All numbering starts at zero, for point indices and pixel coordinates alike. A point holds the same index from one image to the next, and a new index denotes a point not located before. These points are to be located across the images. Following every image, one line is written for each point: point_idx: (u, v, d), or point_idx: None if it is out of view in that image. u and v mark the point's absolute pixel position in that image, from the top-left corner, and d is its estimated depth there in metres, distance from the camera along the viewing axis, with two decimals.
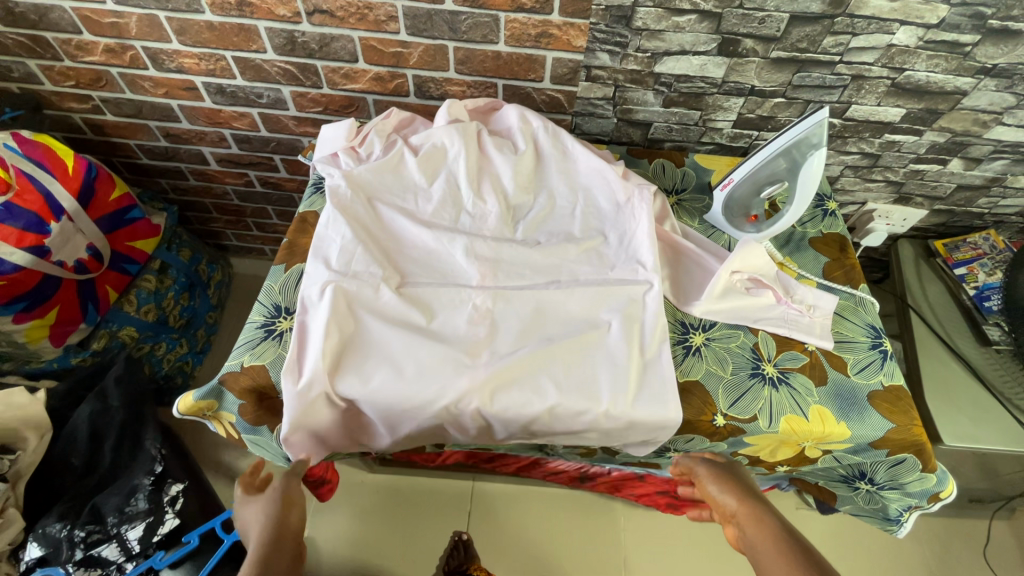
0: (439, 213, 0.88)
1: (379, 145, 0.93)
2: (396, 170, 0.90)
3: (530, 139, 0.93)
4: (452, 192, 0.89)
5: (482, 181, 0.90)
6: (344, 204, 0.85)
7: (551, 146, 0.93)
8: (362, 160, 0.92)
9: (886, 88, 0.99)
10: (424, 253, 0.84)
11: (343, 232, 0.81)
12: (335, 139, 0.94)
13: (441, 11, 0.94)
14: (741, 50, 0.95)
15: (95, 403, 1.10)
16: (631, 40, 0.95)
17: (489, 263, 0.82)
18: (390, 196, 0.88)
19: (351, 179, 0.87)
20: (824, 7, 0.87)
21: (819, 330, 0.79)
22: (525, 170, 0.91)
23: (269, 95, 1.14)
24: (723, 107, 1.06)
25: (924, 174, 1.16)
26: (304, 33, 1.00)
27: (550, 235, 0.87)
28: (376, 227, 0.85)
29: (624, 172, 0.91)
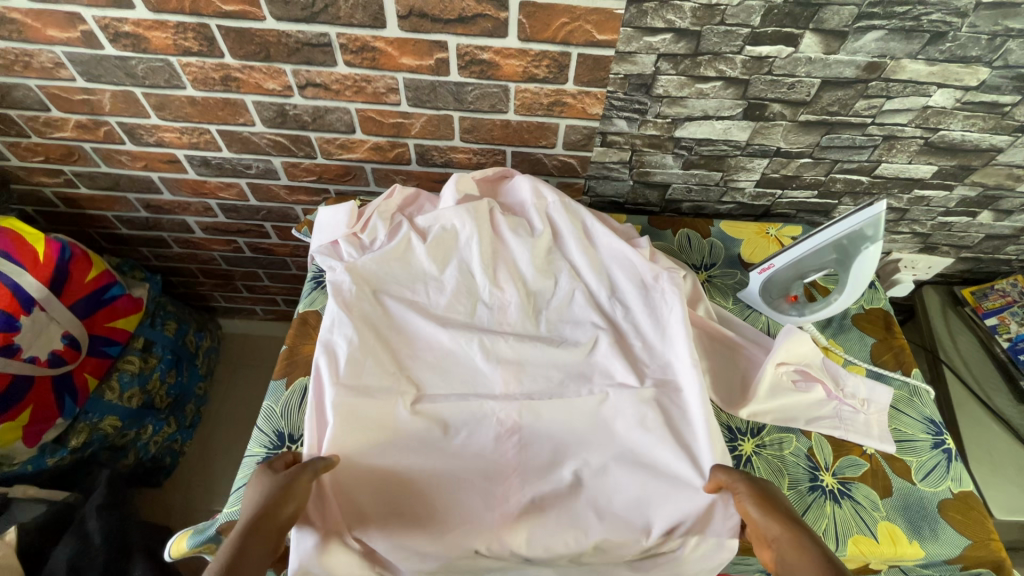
0: (453, 307, 0.80)
1: (383, 230, 0.85)
2: (403, 258, 0.82)
3: (546, 218, 0.86)
4: (466, 281, 0.82)
5: (498, 269, 0.82)
6: (349, 303, 0.77)
7: (570, 224, 0.85)
8: (366, 248, 0.84)
9: (918, 147, 0.93)
10: (439, 354, 0.76)
11: (350, 338, 0.73)
12: (335, 227, 0.87)
13: (446, 83, 0.86)
14: (768, 114, 0.89)
15: (75, 543, 1.00)
16: (651, 106, 0.88)
17: (513, 363, 0.75)
18: (398, 289, 0.80)
19: (355, 272, 0.79)
20: (859, 72, 0.81)
21: (878, 430, 0.72)
22: (544, 252, 0.83)
23: (258, 166, 1.06)
24: (747, 168, 0.99)
25: (952, 226, 1.12)
26: (296, 106, 0.92)
27: (575, 326, 0.80)
28: (386, 327, 0.77)
29: (651, 253, 0.84)
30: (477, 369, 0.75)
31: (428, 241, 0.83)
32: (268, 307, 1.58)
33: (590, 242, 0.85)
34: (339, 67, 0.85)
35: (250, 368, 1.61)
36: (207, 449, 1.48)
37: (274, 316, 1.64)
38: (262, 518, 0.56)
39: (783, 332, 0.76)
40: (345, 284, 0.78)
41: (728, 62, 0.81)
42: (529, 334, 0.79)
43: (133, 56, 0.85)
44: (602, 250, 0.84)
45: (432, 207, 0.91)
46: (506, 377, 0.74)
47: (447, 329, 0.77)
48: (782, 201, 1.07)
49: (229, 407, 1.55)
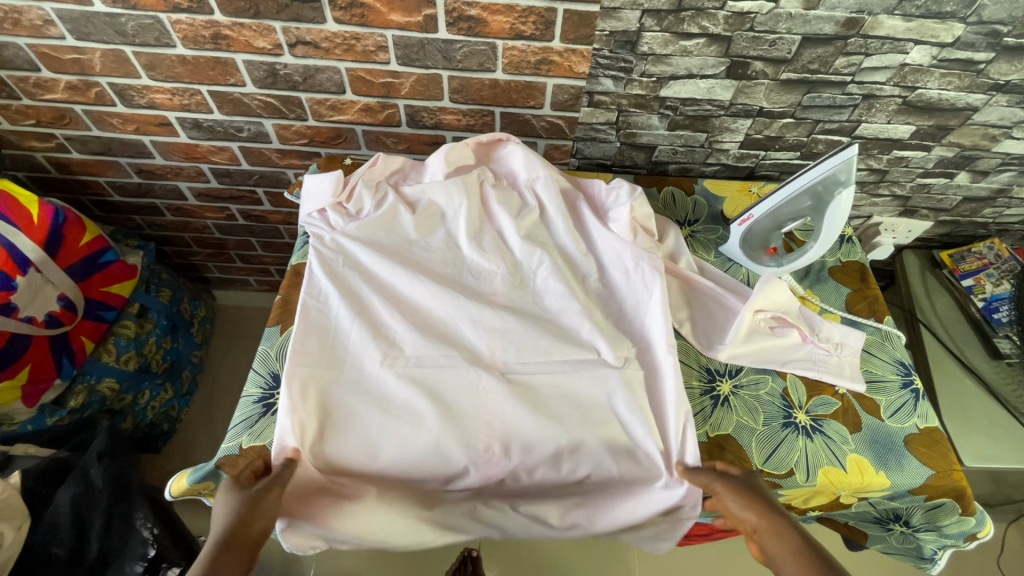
0: (439, 275, 0.82)
1: (369, 198, 0.87)
2: (391, 229, 0.85)
3: (534, 194, 0.89)
4: (453, 251, 0.85)
5: (484, 239, 0.85)
6: (334, 269, 0.79)
7: (556, 200, 0.87)
8: (353, 217, 0.86)
9: (897, 106, 0.96)
10: (423, 324, 0.77)
11: (336, 304, 0.76)
12: (320, 194, 0.86)
13: (435, 40, 0.88)
14: (750, 73, 0.91)
15: (77, 485, 1.02)
16: (637, 64, 0.90)
17: (501, 334, 0.76)
18: (384, 256, 0.81)
19: (341, 240, 0.82)
20: (838, 29, 0.83)
21: (850, 371, 0.75)
22: (529, 227, 0.86)
23: (250, 129, 1.07)
24: (731, 129, 1.02)
25: (931, 188, 1.14)
26: (286, 65, 0.93)
27: (556, 293, 0.80)
28: (372, 293, 0.78)
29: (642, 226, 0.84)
30: (455, 337, 0.76)
31: (416, 212, 0.86)
32: (262, 277, 1.59)
33: (575, 219, 0.88)
34: (328, 24, 0.86)
35: (246, 339, 1.63)
36: (206, 416, 1.51)
37: (268, 288, 1.65)
38: (243, 534, 0.58)
39: (763, 280, 0.78)
40: (332, 253, 0.81)
41: (710, 18, 0.82)
42: (517, 304, 0.80)
43: (122, 13, 0.86)
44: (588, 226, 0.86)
45: (418, 175, 0.92)
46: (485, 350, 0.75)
47: (433, 293, 0.78)
48: (765, 162, 1.09)
49: (226, 376, 1.57)
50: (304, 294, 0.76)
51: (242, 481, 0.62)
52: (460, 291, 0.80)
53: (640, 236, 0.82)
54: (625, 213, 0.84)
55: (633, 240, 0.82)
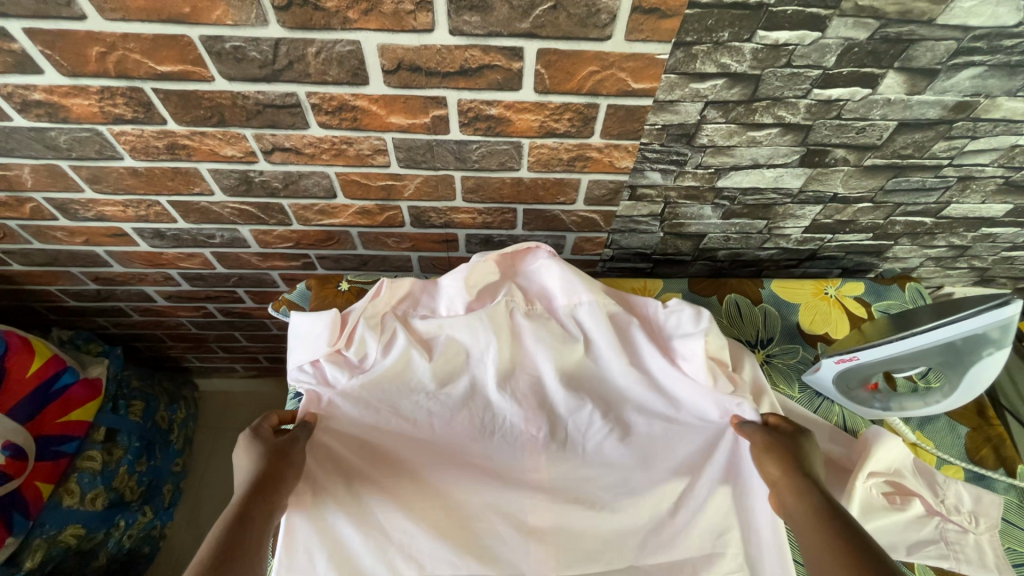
0: (476, 446, 0.75)
1: (374, 341, 0.69)
2: (399, 386, 0.70)
3: (577, 322, 0.73)
4: (484, 411, 0.74)
5: (519, 390, 0.74)
6: (339, 451, 0.67)
7: (606, 333, 0.71)
8: (355, 368, 0.69)
9: (996, 186, 0.80)
10: (462, 516, 0.74)
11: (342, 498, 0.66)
12: (312, 340, 0.68)
13: (445, 141, 0.71)
14: (828, 160, 0.75)
15: None
16: (692, 157, 0.74)
17: (547, 522, 0.75)
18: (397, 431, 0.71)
19: (341, 404, 0.68)
20: (944, 113, 0.67)
21: (995, 559, 0.61)
22: (573, 369, 0.73)
23: (223, 236, 0.89)
24: (795, 215, 0.86)
25: (1015, 260, 1.00)
26: (261, 173, 0.76)
27: (607, 465, 0.75)
28: (391, 478, 0.71)
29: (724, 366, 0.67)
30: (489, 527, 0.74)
31: (433, 357, 0.70)
32: (249, 365, 1.41)
33: (631, 348, 0.72)
34: (311, 129, 0.69)
35: (234, 433, 1.44)
36: (194, 528, 1.33)
37: (257, 373, 1.48)
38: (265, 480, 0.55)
39: (875, 433, 0.64)
40: (328, 426, 0.67)
41: (789, 107, 0.66)
42: (559, 476, 0.76)
43: (50, 126, 0.68)
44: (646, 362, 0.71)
45: (431, 300, 0.73)
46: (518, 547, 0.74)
47: (466, 475, 0.75)
48: (831, 245, 0.94)
49: (214, 478, 1.38)
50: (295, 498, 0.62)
51: (262, 431, 0.60)
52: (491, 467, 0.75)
53: (720, 378, 0.66)
54: (698, 350, 0.66)
55: (712, 388, 0.65)
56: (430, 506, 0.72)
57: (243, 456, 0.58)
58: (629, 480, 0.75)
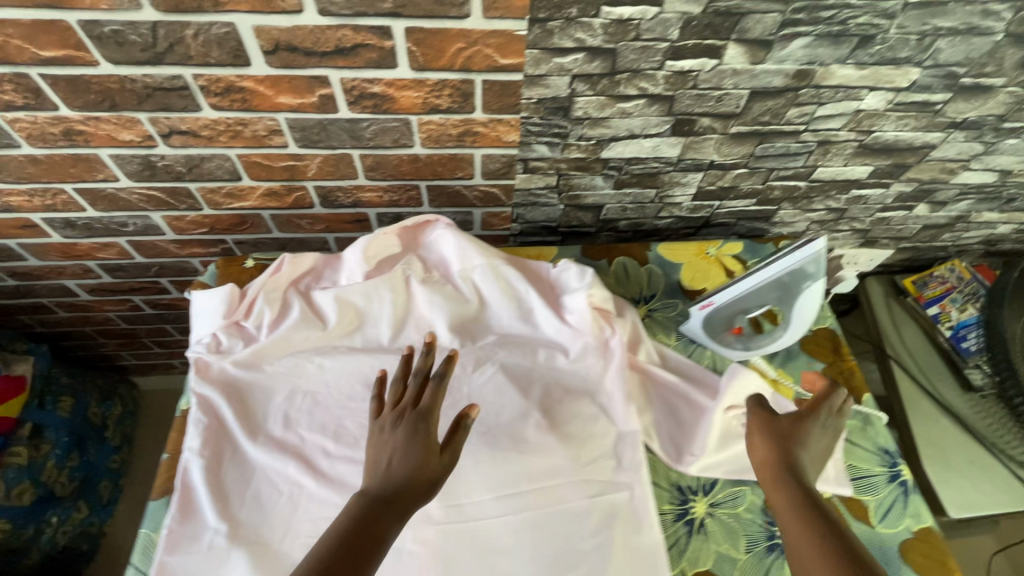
0: (364, 372, 0.72)
1: (272, 313, 0.73)
2: (293, 350, 0.72)
3: (468, 281, 0.79)
4: (372, 349, 0.74)
5: (412, 346, 0.75)
6: (218, 390, 0.68)
7: (495, 288, 0.78)
8: (255, 338, 0.73)
9: (854, 149, 0.89)
10: (345, 432, 0.68)
11: (229, 457, 0.65)
12: (211, 315, 0.73)
13: (336, 120, 0.75)
14: (697, 129, 0.82)
15: None
16: (572, 129, 0.80)
17: (444, 451, 0.68)
18: (284, 380, 0.70)
19: (230, 369, 0.70)
20: (787, 81, 0.75)
21: (834, 473, 0.68)
22: (463, 320, 0.77)
23: (135, 223, 0.92)
24: (681, 183, 0.93)
25: (890, 221, 1.09)
26: (163, 157, 0.79)
27: (501, 389, 0.72)
28: (275, 424, 0.68)
29: (601, 314, 0.75)
30: None
31: (327, 327, 0.74)
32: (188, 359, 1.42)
33: (520, 300, 0.78)
34: (204, 111, 0.72)
35: None
36: (135, 524, 1.33)
37: None
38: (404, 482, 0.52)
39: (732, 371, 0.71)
40: (216, 376, 0.69)
41: (649, 79, 0.73)
42: (454, 402, 0.71)
43: None
44: (532, 313, 0.77)
45: (333, 273, 0.79)
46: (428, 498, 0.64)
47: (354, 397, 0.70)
48: (721, 211, 1.01)
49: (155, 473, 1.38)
50: (185, 453, 0.64)
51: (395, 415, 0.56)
52: None
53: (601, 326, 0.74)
54: (581, 301, 0.74)
55: (594, 335, 0.74)
56: (311, 425, 0.68)
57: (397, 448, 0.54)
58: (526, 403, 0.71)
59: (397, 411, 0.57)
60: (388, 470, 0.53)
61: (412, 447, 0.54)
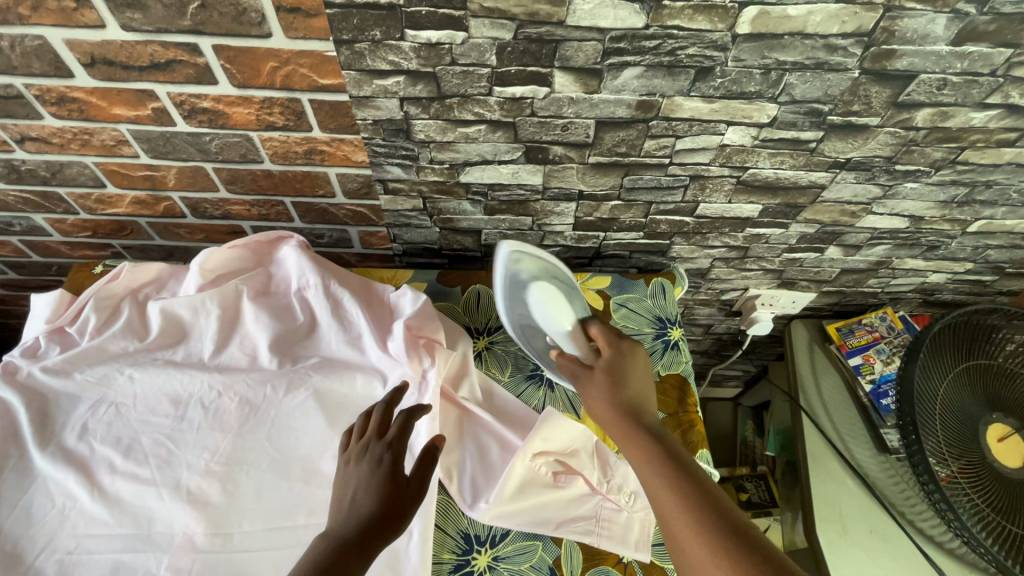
0: (173, 387, 0.70)
1: (98, 321, 0.73)
2: (110, 359, 0.72)
3: (304, 301, 0.77)
4: (191, 364, 0.73)
5: (232, 364, 0.74)
6: (15, 393, 0.67)
7: (328, 310, 0.76)
8: (75, 344, 0.73)
9: (733, 186, 0.84)
10: (137, 448, 0.67)
11: (13, 464, 0.64)
12: (39, 318, 0.73)
13: (178, 133, 0.76)
14: (552, 157, 0.79)
15: None
16: (420, 152, 0.78)
17: (231, 476, 0.67)
18: (89, 389, 0.69)
19: (37, 373, 0.69)
20: (632, 111, 0.71)
21: (636, 536, 0.62)
22: (291, 341, 0.75)
23: (20, 224, 0.94)
24: (555, 212, 0.90)
25: (803, 262, 1.02)
26: (24, 161, 0.81)
27: (308, 416, 0.70)
28: (70, 434, 0.67)
29: (428, 346, 0.73)
30: (160, 508, 0.64)
31: (149, 339, 0.73)
32: None
33: (352, 325, 0.76)
34: (47, 119, 0.74)
35: None
36: None
37: None
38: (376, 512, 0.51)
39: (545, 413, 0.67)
40: (21, 380, 0.68)
41: (482, 104, 0.70)
42: (257, 426, 0.69)
43: None
44: (362, 339, 0.75)
45: (176, 286, 0.79)
46: (199, 524, 0.64)
47: (157, 412, 0.69)
48: (609, 243, 0.97)
49: None
50: None
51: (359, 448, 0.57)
52: (184, 447, 0.67)
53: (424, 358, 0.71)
54: (400, 327, 0.71)
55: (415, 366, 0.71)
56: (106, 437, 0.67)
57: (360, 479, 0.54)
58: (330, 433, 0.70)
59: (362, 443, 0.57)
60: (352, 502, 0.52)
61: (376, 476, 0.54)
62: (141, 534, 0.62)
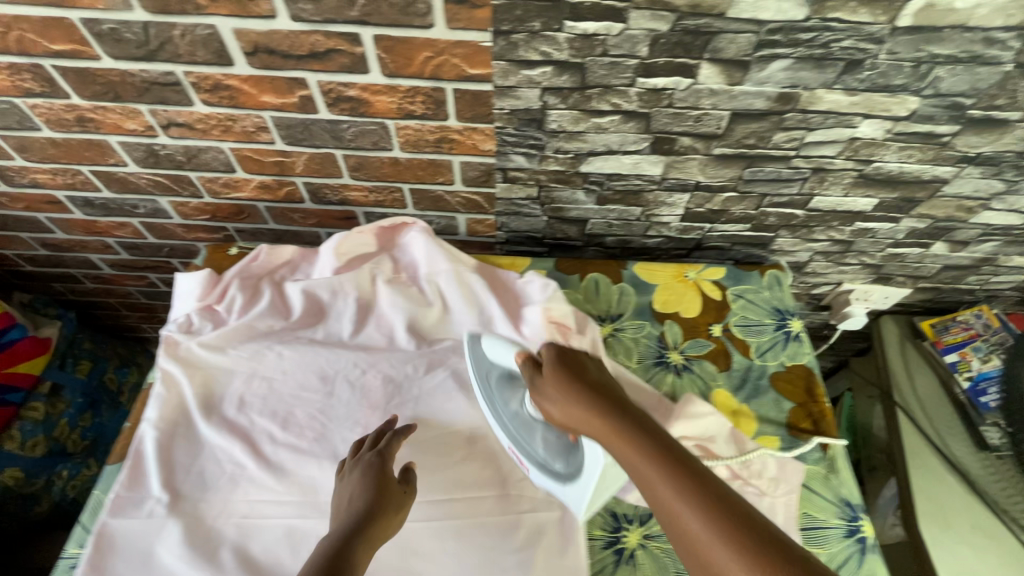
0: (319, 364, 0.74)
1: (244, 301, 0.77)
2: (258, 337, 0.76)
3: (433, 286, 0.80)
4: (332, 343, 0.77)
5: (371, 343, 0.77)
6: (179, 369, 0.72)
7: (458, 294, 0.79)
8: (224, 323, 0.77)
9: (853, 179, 0.84)
10: (292, 421, 0.70)
11: (182, 433, 0.68)
12: (188, 297, 0.77)
13: (318, 120, 0.78)
14: (678, 148, 0.80)
15: None
16: (548, 142, 0.80)
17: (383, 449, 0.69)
18: (244, 365, 0.73)
19: (195, 349, 0.74)
20: (770, 103, 0.72)
21: (783, 518, 0.65)
22: (424, 322, 0.78)
23: (145, 206, 0.99)
24: (667, 203, 0.91)
25: (904, 257, 1.02)
26: (164, 146, 0.85)
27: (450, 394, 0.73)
28: (230, 407, 0.71)
29: (560, 330, 0.75)
30: (322, 477, 0.67)
31: (293, 318, 0.77)
32: None
33: (481, 309, 0.79)
34: (197, 106, 0.77)
35: None
36: None
37: None
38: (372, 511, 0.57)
39: (582, 478, 0.60)
40: (183, 356, 0.73)
41: (622, 95, 0.72)
42: (401, 402, 0.72)
43: None
44: (492, 322, 0.78)
45: (308, 268, 0.83)
46: None
47: (307, 388, 0.73)
48: (713, 235, 0.98)
49: None
50: (143, 424, 0.68)
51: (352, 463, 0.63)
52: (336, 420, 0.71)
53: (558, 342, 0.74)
54: (538, 315, 0.74)
55: (550, 349, 0.73)
56: (262, 410, 0.71)
57: (353, 488, 0.60)
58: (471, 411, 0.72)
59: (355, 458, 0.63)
60: (349, 506, 0.58)
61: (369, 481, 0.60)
62: (305, 501, 0.65)
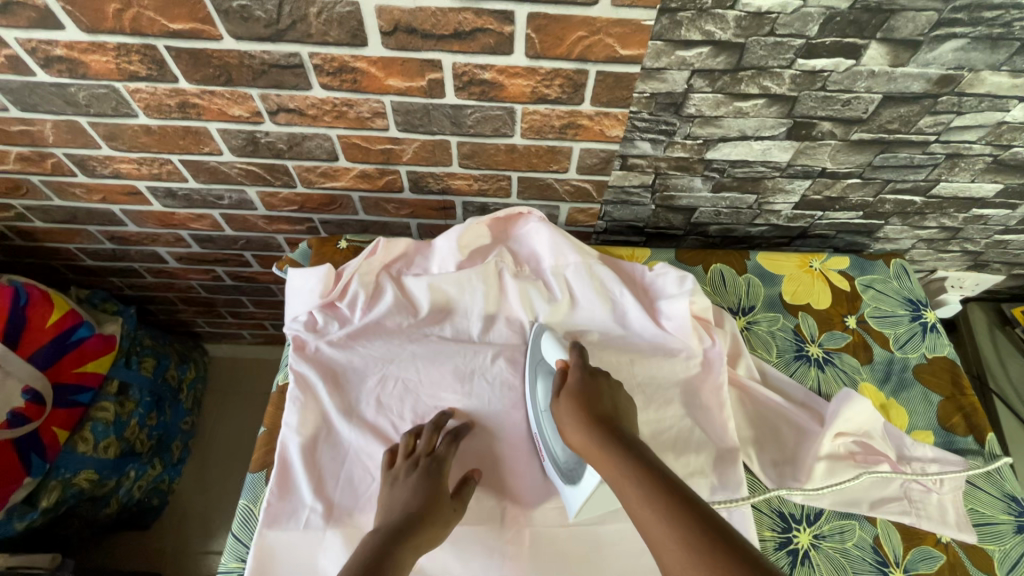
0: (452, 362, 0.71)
1: (366, 297, 0.73)
2: (386, 335, 0.72)
3: (562, 278, 0.76)
4: (461, 339, 0.73)
5: (502, 340, 0.74)
6: (311, 370, 0.68)
7: (589, 287, 0.75)
8: (347, 321, 0.73)
9: (986, 164, 0.81)
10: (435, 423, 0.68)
11: (324, 437, 0.65)
12: (308, 293, 0.73)
13: (441, 105, 0.74)
14: (816, 134, 0.76)
15: None
16: (681, 127, 0.76)
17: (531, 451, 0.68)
18: (376, 365, 0.70)
19: (324, 350, 0.70)
20: (927, 86, 0.69)
21: (955, 517, 0.65)
22: (555, 316, 0.74)
23: (231, 197, 0.93)
24: (785, 190, 0.88)
25: (1009, 244, 1.00)
26: (267, 133, 0.80)
27: None
28: (368, 408, 0.68)
29: (702, 324, 0.72)
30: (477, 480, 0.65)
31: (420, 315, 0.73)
32: (256, 331, 1.46)
33: (615, 301, 0.75)
34: (313, 90, 0.72)
35: (240, 399, 1.49)
36: (200, 484, 1.37)
37: (263, 340, 1.52)
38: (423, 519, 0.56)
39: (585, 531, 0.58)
40: (311, 357, 0.70)
41: (774, 77, 0.68)
42: None
43: (70, 82, 0.72)
44: (628, 315, 0.74)
45: (425, 261, 0.78)
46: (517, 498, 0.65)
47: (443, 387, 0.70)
48: (821, 223, 0.95)
49: (222, 437, 1.43)
50: (284, 430, 0.65)
51: (400, 462, 0.62)
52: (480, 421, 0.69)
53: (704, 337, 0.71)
54: (682, 307, 0.71)
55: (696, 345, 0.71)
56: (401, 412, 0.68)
57: (403, 491, 0.59)
58: None
59: (411, 460, 0.62)
60: (400, 510, 0.57)
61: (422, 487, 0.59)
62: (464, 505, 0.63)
